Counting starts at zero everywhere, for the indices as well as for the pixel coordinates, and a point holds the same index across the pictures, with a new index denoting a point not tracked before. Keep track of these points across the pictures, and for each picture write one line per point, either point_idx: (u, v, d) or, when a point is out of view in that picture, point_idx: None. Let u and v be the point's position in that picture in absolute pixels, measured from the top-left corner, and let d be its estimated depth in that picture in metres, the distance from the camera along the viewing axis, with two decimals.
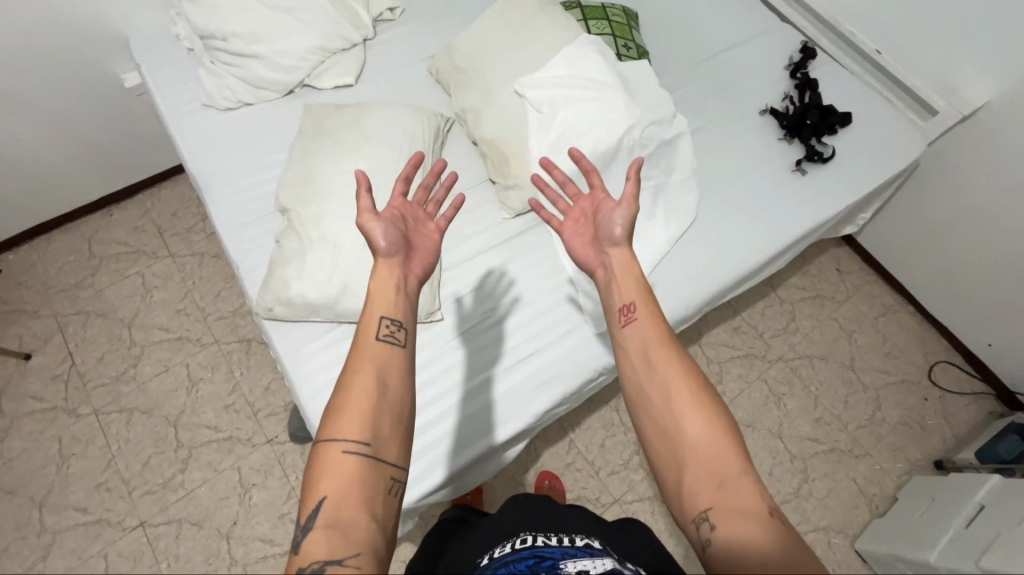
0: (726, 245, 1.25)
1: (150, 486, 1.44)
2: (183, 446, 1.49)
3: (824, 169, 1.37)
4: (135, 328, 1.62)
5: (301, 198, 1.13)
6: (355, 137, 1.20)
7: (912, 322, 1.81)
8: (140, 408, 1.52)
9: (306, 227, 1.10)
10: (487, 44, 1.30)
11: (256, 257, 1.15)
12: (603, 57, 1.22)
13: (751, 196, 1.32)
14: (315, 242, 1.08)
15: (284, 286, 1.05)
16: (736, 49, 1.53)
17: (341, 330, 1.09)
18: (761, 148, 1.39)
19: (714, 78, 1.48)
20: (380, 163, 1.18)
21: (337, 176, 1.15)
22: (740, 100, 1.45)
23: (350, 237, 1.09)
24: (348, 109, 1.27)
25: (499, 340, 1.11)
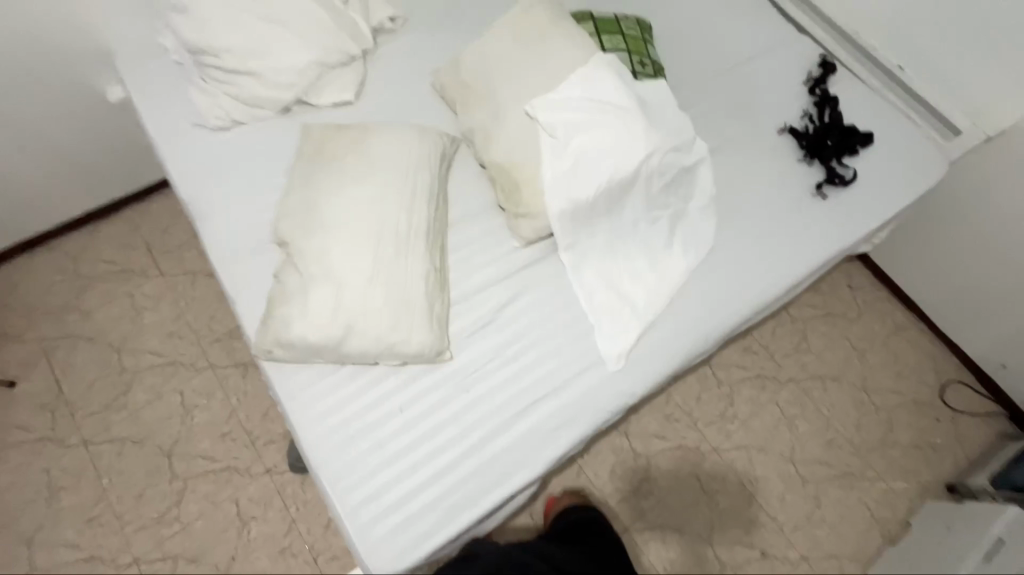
0: (746, 274, 1.20)
1: (144, 521, 1.39)
2: (178, 478, 1.43)
3: (845, 193, 1.32)
4: (125, 353, 1.55)
5: (301, 229, 1.07)
6: (357, 163, 1.14)
7: (924, 340, 1.77)
8: (132, 438, 1.46)
9: (307, 262, 1.04)
10: (495, 61, 1.23)
11: (254, 292, 1.08)
12: (620, 78, 1.15)
13: (771, 222, 1.27)
14: (317, 278, 1.02)
15: (284, 327, 0.99)
16: (754, 62, 1.47)
17: (346, 372, 1.04)
18: (780, 169, 1.34)
19: (731, 94, 1.42)
20: (384, 192, 1.11)
21: (339, 205, 1.08)
22: (758, 118, 1.40)
23: (356, 272, 1.03)
24: (349, 131, 1.20)
25: (512, 381, 1.06)
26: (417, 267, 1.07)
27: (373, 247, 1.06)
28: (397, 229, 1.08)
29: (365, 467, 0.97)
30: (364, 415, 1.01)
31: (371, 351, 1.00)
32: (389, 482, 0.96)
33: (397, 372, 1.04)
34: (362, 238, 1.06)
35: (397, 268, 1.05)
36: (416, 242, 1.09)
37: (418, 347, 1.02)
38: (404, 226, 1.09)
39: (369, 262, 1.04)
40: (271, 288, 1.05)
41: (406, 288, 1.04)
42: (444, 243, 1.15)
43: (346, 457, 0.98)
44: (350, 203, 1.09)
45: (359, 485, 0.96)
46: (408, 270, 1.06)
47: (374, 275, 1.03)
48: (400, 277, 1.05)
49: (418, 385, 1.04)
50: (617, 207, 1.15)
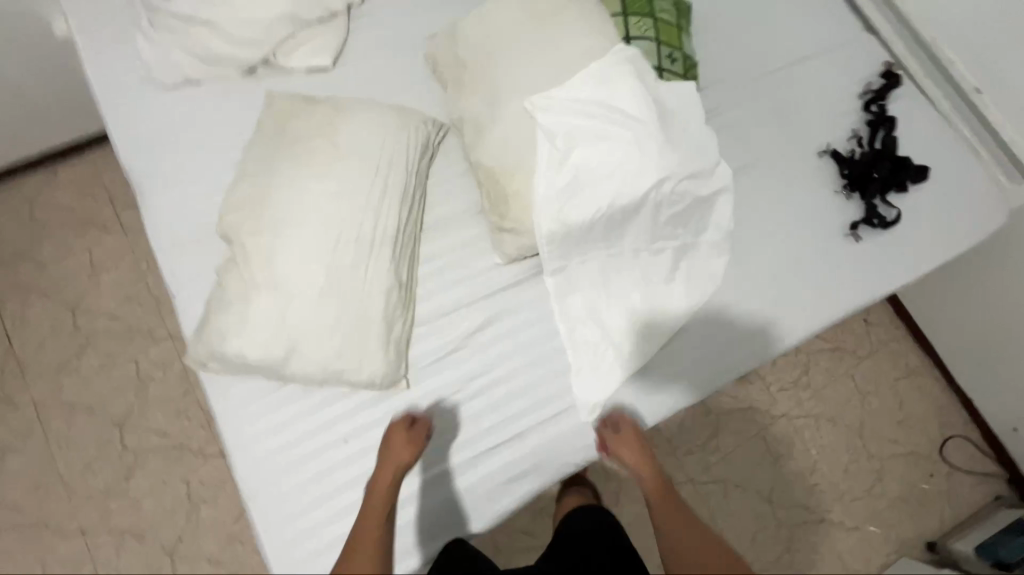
0: (752, 323, 1.06)
1: (92, 491, 1.35)
2: (129, 451, 1.38)
3: (883, 236, 1.15)
4: (80, 313, 1.45)
5: (250, 225, 0.93)
6: (322, 149, 0.98)
7: (935, 388, 1.65)
8: (83, 405, 1.39)
9: (252, 265, 0.91)
10: (497, 38, 1.04)
11: (195, 288, 0.96)
12: (641, 80, 0.97)
13: (793, 262, 1.10)
14: (261, 286, 0.89)
15: (220, 340, 0.88)
16: (806, 63, 1.25)
17: (288, 391, 0.93)
18: (813, 199, 1.16)
19: (771, 101, 1.21)
20: (350, 189, 0.96)
21: (296, 200, 0.94)
22: (800, 133, 1.20)
23: (306, 284, 0.90)
24: (318, 107, 1.03)
25: (472, 420, 0.96)
26: (378, 282, 0.93)
27: (329, 255, 0.92)
28: (360, 236, 0.94)
29: (301, 499, 0.90)
30: (304, 442, 0.91)
31: (316, 375, 0.89)
32: (326, 519, 0.89)
33: (346, 397, 0.94)
34: (318, 243, 0.92)
35: (354, 283, 0.92)
36: (380, 253, 0.95)
37: (370, 376, 0.91)
38: (367, 233, 0.95)
39: (323, 273, 0.91)
40: (211, 289, 0.93)
41: (362, 307, 0.91)
42: (415, 252, 1.02)
43: (282, 486, 0.90)
44: (308, 200, 0.94)
45: (293, 518, 0.89)
46: (367, 286, 0.93)
47: (326, 289, 0.90)
48: (357, 294, 0.92)
49: (368, 414, 0.93)
50: (618, 233, 0.99)
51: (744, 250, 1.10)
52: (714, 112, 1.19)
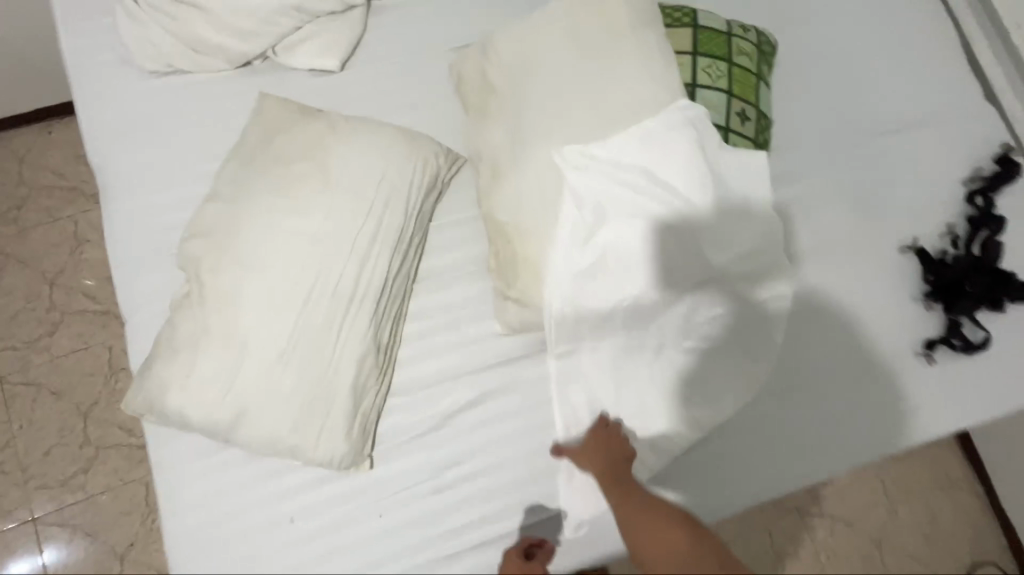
0: (781, 445, 0.90)
1: (48, 480, 1.28)
2: (91, 444, 1.31)
3: (964, 361, 0.95)
4: (57, 289, 1.37)
5: (213, 257, 0.79)
6: (311, 178, 0.83)
7: (973, 506, 1.46)
8: (49, 387, 1.32)
9: (209, 308, 0.78)
10: (539, 64, 0.86)
11: (147, 317, 0.84)
12: (695, 152, 0.83)
13: (846, 378, 0.93)
14: (216, 335, 0.76)
15: (161, 392, 0.76)
16: (900, 135, 1.05)
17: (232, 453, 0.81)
18: (882, 303, 0.97)
19: (850, 175, 1.01)
20: (334, 230, 0.81)
21: (270, 236, 0.80)
22: (882, 219, 1.00)
23: (266, 340, 0.77)
24: (315, 123, 0.87)
25: (439, 514, 0.83)
26: (350, 347, 0.80)
27: (298, 308, 0.78)
28: (337, 289, 0.80)
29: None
30: (241, 518, 0.79)
31: (265, 446, 0.77)
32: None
33: (299, 470, 0.82)
34: (288, 293, 0.78)
35: (322, 345, 0.79)
36: (358, 311, 0.81)
37: (327, 455, 0.79)
38: (347, 286, 0.81)
39: (288, 330, 0.78)
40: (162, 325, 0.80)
41: (330, 374, 0.79)
42: (403, 309, 0.88)
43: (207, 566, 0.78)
44: (284, 238, 0.80)
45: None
46: (337, 349, 0.79)
47: (290, 348, 0.77)
48: (325, 358, 0.79)
49: (322, 493, 0.81)
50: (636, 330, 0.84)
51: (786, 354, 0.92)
52: (779, 180, 1.00)
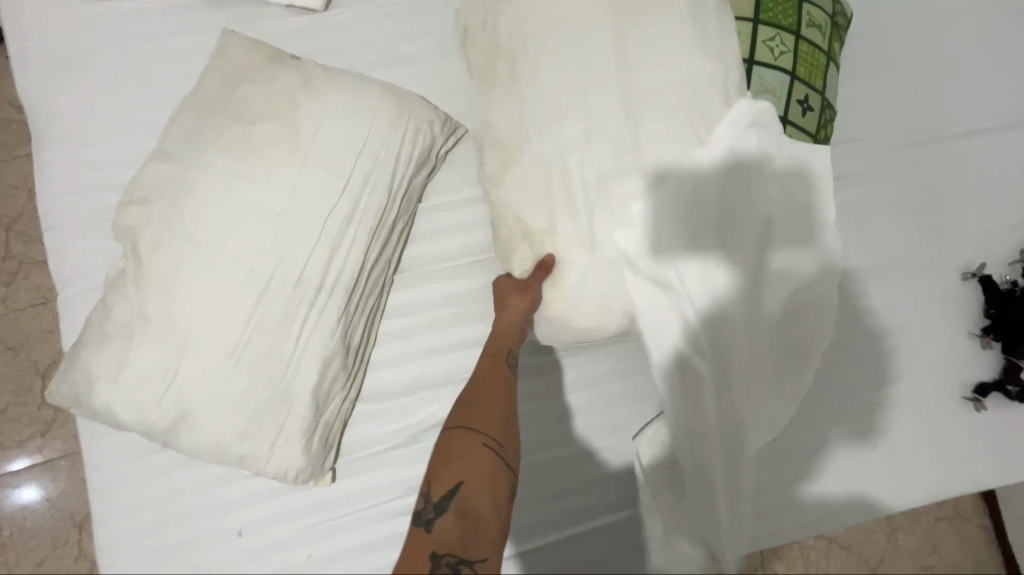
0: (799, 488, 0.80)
1: (3, 440, 1.20)
2: (49, 405, 1.22)
3: (1016, 410, 0.83)
4: (14, 235, 1.25)
5: (155, 230, 0.67)
6: (273, 140, 0.69)
7: (979, 540, 1.39)
8: (5, 342, 1.22)
9: (147, 291, 0.66)
10: (562, 20, 0.69)
11: (84, 291, 0.72)
12: (741, 146, 0.68)
13: (883, 419, 0.82)
14: (153, 324, 0.65)
15: (90, 385, 0.65)
16: (975, 141, 0.90)
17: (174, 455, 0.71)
18: (933, 336, 0.84)
19: (913, 184, 0.87)
20: (299, 208, 0.68)
21: (224, 210, 0.67)
22: (944, 239, 0.87)
23: (213, 335, 0.65)
24: (284, 73, 0.73)
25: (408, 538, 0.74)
26: (313, 348, 0.68)
27: (251, 298, 0.66)
28: (300, 278, 0.68)
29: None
30: (183, 527, 0.70)
31: (208, 454, 0.67)
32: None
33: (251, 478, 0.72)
34: (241, 280, 0.66)
35: (278, 343, 0.67)
36: (324, 307, 0.68)
37: (278, 470, 0.68)
38: (312, 276, 0.68)
39: (239, 323, 0.66)
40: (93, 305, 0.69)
41: (287, 378, 0.67)
42: (380, 303, 0.76)
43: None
44: (237, 213, 0.67)
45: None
46: (295, 349, 0.67)
47: (241, 345, 0.66)
48: (281, 359, 0.67)
49: (276, 505, 0.72)
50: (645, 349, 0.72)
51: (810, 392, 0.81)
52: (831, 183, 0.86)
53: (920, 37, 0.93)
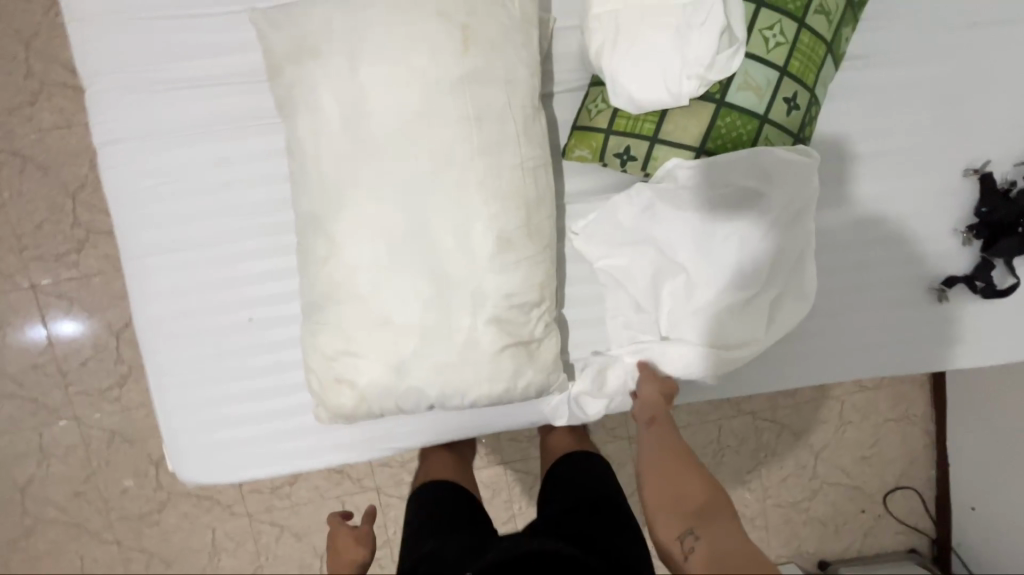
0: (775, 347, 1.01)
1: (42, 253, 1.32)
2: (81, 226, 1.31)
3: (977, 302, 1.01)
4: (35, 54, 1.26)
5: (201, 168, 0.84)
6: (345, 30, 0.68)
7: (917, 442, 1.55)
8: (36, 161, 1.29)
9: (290, 109, 0.70)
10: None
11: (141, 145, 0.83)
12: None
13: (889, 312, 1.01)
14: (228, 130, 0.84)
15: (151, 203, 0.84)
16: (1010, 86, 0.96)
17: (177, 257, 0.85)
18: (926, 240, 0.99)
19: (934, 102, 0.96)
20: (440, 65, 0.68)
21: (326, 126, 0.68)
22: (938, 131, 0.97)
23: (234, 339, 0.86)
24: (438, 2, 0.69)
25: None
26: (375, 114, 0.68)
27: (371, 201, 0.69)
28: (456, 265, 0.71)
29: (252, 410, 0.87)
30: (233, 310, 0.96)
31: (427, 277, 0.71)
32: (264, 437, 0.88)
33: (387, 400, 0.74)
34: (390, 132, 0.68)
35: (253, 316, 0.86)
36: (462, 308, 0.72)
37: (420, 387, 0.74)
38: (368, 76, 0.68)
39: (243, 295, 0.86)
40: (141, 105, 0.83)
41: (393, 370, 0.73)
42: (455, 252, 0.71)
43: (228, 403, 0.87)
44: (358, 36, 0.68)
45: (220, 431, 0.87)
46: (417, 239, 0.70)
47: (245, 322, 0.86)
48: (353, 350, 0.73)
49: (405, 368, 0.73)
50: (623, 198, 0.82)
51: (827, 289, 1.00)
52: (852, 92, 0.95)
53: None
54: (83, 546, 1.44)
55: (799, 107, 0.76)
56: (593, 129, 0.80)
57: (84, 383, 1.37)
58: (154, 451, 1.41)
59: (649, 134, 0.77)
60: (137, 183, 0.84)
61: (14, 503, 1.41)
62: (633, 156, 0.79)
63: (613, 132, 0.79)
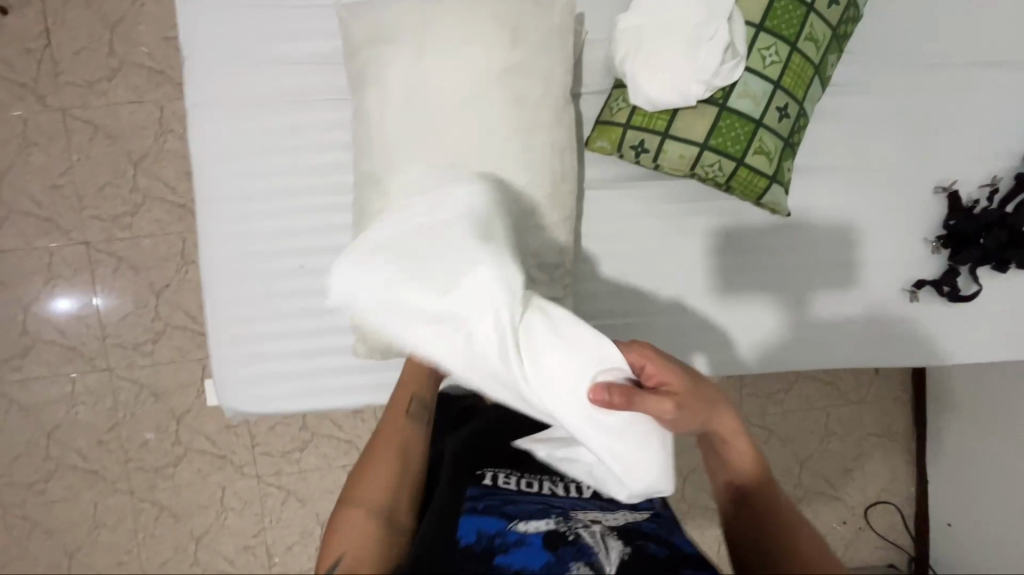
0: (769, 332, 1.08)
1: (100, 213, 1.44)
2: (139, 191, 1.44)
3: (944, 305, 1.12)
4: (118, 36, 1.41)
5: (272, 134, 0.97)
6: (414, 22, 0.82)
7: (899, 458, 1.62)
8: (106, 130, 1.43)
9: (363, 82, 0.84)
10: None
11: (222, 110, 0.96)
12: (762, 23, 0.88)
13: (869, 312, 1.11)
14: (299, 104, 0.97)
15: (225, 161, 0.97)
16: (978, 120, 1.10)
17: (242, 209, 0.97)
18: (902, 248, 1.10)
19: (912, 129, 1.09)
20: (491, 54, 0.81)
21: (392, 98, 0.82)
22: (915, 154, 1.09)
23: (283, 284, 0.97)
24: (493, 5, 0.83)
25: None
26: (434, 91, 0.81)
27: (422, 161, 0.81)
28: None
29: (293, 348, 0.98)
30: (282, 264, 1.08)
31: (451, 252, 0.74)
32: (300, 374, 0.98)
33: (409, 358, 0.80)
34: (444, 106, 0.81)
35: (304, 264, 0.98)
36: None
37: None
38: (430, 59, 0.81)
39: (296, 246, 0.98)
40: (225, 77, 0.96)
41: None
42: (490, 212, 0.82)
43: (271, 340, 0.97)
44: (425, 27, 0.82)
45: (259, 364, 0.97)
46: None
47: (295, 269, 0.97)
48: None
49: None
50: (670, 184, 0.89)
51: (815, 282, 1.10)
52: (841, 114, 1.08)
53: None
54: (98, 494, 1.50)
55: (789, 116, 0.90)
56: (613, 123, 0.93)
57: (121, 336, 1.47)
58: (176, 406, 1.50)
59: (660, 130, 0.90)
60: (214, 142, 0.97)
61: (39, 445, 1.48)
62: (646, 148, 0.91)
63: (630, 127, 0.92)
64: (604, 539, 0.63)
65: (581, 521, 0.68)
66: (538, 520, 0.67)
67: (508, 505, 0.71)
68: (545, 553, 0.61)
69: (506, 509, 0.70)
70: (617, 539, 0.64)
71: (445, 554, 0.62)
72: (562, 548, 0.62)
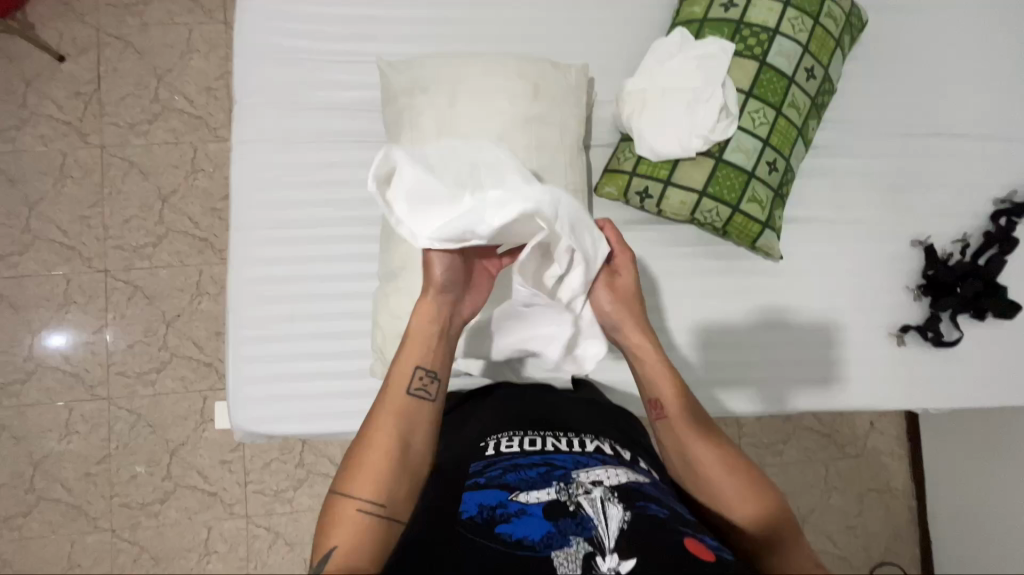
0: (765, 374, 1.13)
1: (122, 243, 1.50)
2: (163, 224, 1.51)
3: (931, 350, 1.17)
4: (163, 85, 1.54)
5: (307, 170, 1.06)
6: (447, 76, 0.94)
7: (900, 515, 1.61)
8: (140, 167, 1.52)
9: (399, 125, 0.95)
10: (602, 21, 1.12)
11: (264, 148, 1.06)
12: (751, 90, 1.00)
13: (860, 356, 1.16)
14: (334, 144, 1.07)
15: (263, 193, 1.05)
16: (945, 182, 1.22)
17: (274, 236, 1.04)
18: (886, 296, 1.18)
19: (888, 188, 1.20)
20: (511, 105, 0.93)
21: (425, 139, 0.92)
22: (891, 210, 1.20)
23: (307, 307, 1.03)
24: (517, 66, 0.95)
25: None
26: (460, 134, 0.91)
27: None
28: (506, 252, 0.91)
29: (311, 368, 1.03)
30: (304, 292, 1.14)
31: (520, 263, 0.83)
32: (316, 392, 1.02)
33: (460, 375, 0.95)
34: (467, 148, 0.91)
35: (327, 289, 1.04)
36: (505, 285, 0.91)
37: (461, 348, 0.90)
38: (459, 107, 0.92)
39: (321, 272, 1.04)
40: (270, 120, 1.07)
41: None
42: None
43: (291, 358, 1.02)
44: (455, 81, 0.94)
45: (278, 382, 1.02)
46: None
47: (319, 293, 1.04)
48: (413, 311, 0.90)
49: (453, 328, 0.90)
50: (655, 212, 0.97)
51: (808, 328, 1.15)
52: (823, 172, 1.19)
53: (902, 78, 1.23)
54: (77, 532, 1.44)
55: (778, 170, 1.01)
56: (620, 171, 1.03)
57: (125, 364, 1.48)
58: (172, 438, 1.47)
59: (664, 178, 1.00)
60: (253, 175, 1.05)
61: (24, 476, 1.44)
62: (650, 194, 1.01)
63: (635, 174, 1.02)
64: (604, 506, 0.66)
65: (582, 487, 0.69)
66: (540, 492, 0.69)
67: (509, 475, 0.72)
68: (546, 523, 0.65)
69: (506, 480, 0.71)
70: (618, 503, 0.67)
71: (452, 545, 0.65)
72: (563, 519, 0.65)
